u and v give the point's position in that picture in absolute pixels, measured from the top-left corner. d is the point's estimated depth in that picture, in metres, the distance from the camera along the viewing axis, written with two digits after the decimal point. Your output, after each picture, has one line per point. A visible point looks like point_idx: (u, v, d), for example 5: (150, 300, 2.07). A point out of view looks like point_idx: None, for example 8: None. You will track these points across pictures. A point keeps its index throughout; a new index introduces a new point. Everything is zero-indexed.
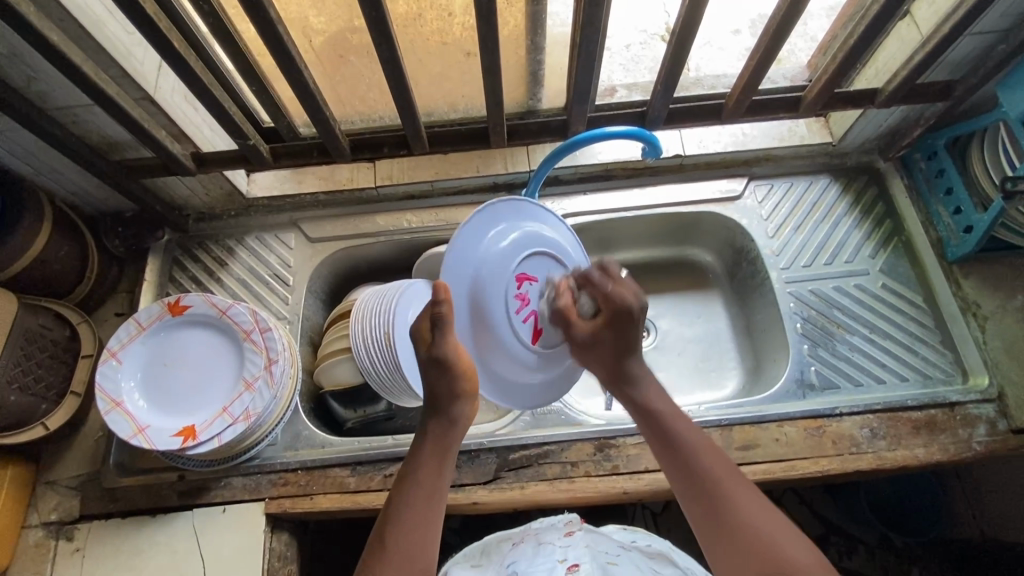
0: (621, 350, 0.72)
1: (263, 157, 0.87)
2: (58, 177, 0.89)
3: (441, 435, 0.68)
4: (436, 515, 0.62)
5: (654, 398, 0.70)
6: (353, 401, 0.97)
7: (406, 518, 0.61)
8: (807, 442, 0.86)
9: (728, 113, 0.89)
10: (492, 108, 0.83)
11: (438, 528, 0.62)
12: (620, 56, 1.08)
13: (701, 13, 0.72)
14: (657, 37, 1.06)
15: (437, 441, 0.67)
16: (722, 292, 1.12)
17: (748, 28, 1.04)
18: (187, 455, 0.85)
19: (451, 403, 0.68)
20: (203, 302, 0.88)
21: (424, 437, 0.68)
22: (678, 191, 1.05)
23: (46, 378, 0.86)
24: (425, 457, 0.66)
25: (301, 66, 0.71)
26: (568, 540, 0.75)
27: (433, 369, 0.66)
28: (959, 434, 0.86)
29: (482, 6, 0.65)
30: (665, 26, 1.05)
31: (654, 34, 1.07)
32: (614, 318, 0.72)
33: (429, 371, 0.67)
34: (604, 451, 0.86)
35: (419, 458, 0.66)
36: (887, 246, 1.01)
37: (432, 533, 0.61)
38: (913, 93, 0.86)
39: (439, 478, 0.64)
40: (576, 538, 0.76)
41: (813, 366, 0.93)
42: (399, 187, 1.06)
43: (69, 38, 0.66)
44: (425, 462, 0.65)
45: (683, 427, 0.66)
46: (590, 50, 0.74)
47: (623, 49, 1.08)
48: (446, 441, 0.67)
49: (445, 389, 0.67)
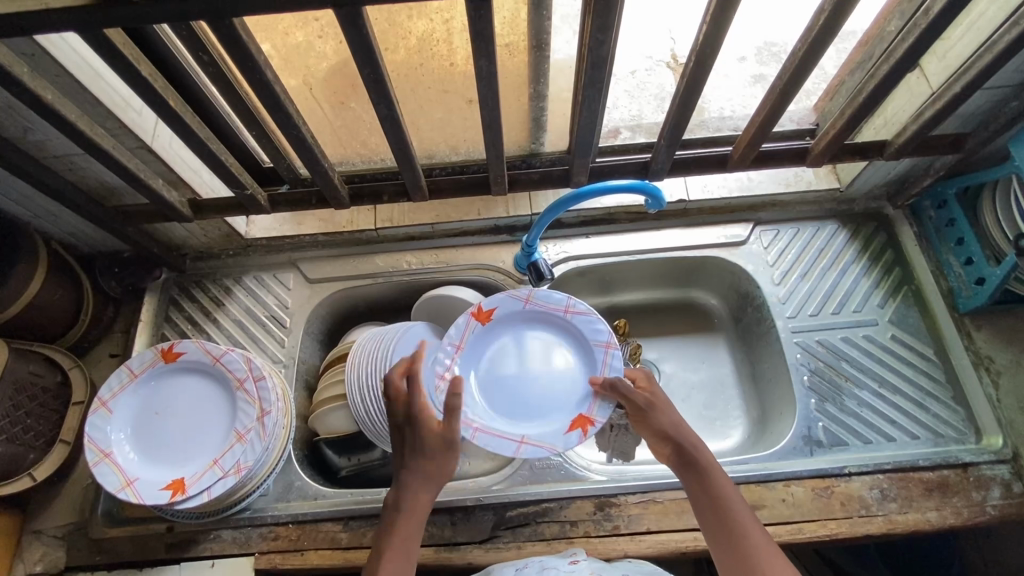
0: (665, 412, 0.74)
1: (260, 204, 0.85)
2: (56, 219, 0.89)
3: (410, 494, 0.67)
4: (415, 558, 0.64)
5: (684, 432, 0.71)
6: (348, 448, 0.95)
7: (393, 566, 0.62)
8: (815, 504, 0.83)
9: (733, 164, 0.87)
10: (492, 159, 0.80)
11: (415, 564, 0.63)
12: (625, 82, 1.10)
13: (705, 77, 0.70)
14: (662, 64, 1.08)
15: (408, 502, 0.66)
16: (727, 336, 1.10)
17: (753, 56, 1.07)
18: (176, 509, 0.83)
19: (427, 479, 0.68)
20: (197, 348, 0.86)
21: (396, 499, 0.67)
22: (682, 236, 1.03)
23: (35, 427, 0.84)
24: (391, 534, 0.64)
25: (298, 123, 0.69)
26: (572, 566, 0.69)
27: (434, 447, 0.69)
28: (973, 497, 0.83)
29: (482, 69, 0.62)
30: (670, 53, 1.08)
31: (660, 61, 1.09)
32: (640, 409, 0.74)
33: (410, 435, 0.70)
34: (604, 509, 0.84)
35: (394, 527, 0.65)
36: (896, 295, 0.98)
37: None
38: (924, 145, 0.84)
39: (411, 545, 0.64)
40: (581, 565, 0.70)
41: (820, 422, 0.90)
42: (400, 229, 1.04)
43: (64, 93, 0.65)
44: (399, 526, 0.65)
45: (729, 500, 0.65)
46: (593, 106, 0.70)
47: (629, 75, 1.10)
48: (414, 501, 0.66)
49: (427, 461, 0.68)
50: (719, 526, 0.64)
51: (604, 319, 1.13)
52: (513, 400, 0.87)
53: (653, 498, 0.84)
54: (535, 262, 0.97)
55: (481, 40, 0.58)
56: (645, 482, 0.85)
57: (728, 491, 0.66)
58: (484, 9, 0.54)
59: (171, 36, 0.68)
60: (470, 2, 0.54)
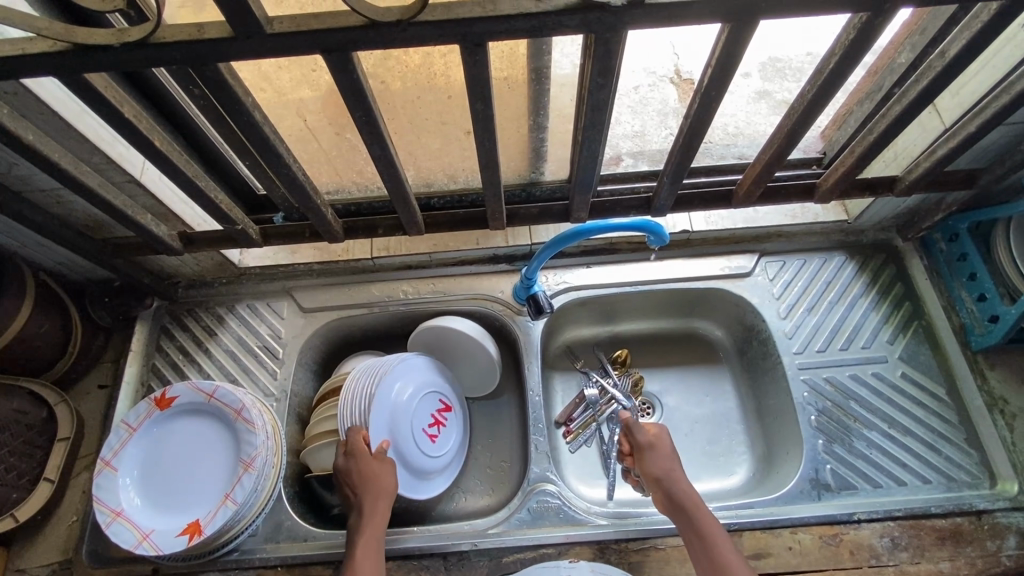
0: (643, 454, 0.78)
1: (252, 238, 0.83)
2: (45, 250, 0.87)
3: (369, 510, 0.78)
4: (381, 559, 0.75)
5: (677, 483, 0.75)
6: (338, 487, 0.92)
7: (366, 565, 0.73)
8: (822, 552, 0.80)
9: (739, 199, 0.84)
10: (491, 197, 0.78)
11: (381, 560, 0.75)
12: (628, 99, 1.07)
13: (707, 123, 0.68)
14: (665, 79, 1.07)
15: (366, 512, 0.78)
16: (731, 369, 1.07)
17: (757, 72, 1.06)
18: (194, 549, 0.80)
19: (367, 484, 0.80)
20: (148, 404, 0.84)
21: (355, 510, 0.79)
22: (686, 267, 1.01)
23: (18, 465, 0.82)
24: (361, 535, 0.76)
25: (289, 161, 0.67)
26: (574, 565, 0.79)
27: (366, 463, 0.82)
28: (987, 546, 0.80)
29: (479, 111, 0.60)
30: (674, 68, 1.07)
31: (663, 76, 1.08)
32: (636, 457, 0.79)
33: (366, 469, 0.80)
34: (604, 556, 0.81)
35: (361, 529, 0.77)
36: (906, 331, 0.95)
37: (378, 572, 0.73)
38: (937, 181, 0.81)
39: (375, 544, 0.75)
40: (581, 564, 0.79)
41: (828, 465, 0.87)
42: (397, 258, 1.02)
43: (47, 131, 0.63)
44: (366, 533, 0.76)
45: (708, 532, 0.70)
46: (593, 146, 0.68)
47: (632, 91, 1.07)
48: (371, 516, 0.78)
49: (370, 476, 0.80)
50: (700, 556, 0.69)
51: (605, 348, 1.09)
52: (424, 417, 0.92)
53: (654, 544, 0.81)
54: (534, 294, 0.95)
55: (476, 85, 0.56)
56: (645, 528, 0.82)
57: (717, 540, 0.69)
58: (480, 53, 0.52)
59: (160, 72, 0.66)
60: (465, 46, 0.51)
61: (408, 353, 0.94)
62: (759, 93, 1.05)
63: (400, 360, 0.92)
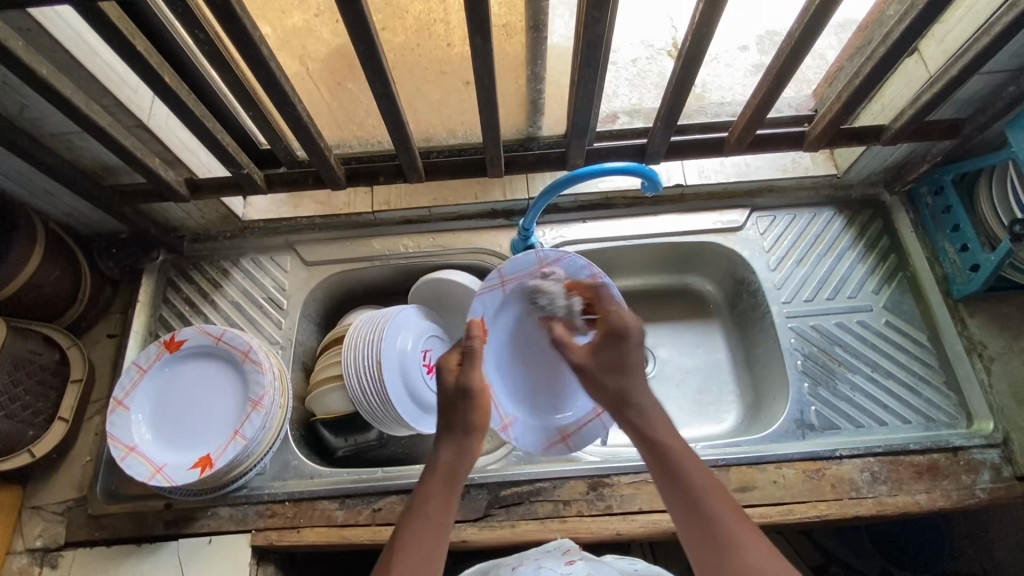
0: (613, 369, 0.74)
1: (257, 184, 0.85)
2: (53, 200, 0.89)
3: (451, 461, 0.70)
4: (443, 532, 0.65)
5: (654, 429, 0.69)
6: (344, 429, 0.95)
7: (417, 529, 0.64)
8: (805, 485, 0.84)
9: (730, 147, 0.87)
10: (488, 139, 0.81)
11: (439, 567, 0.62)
12: (625, 71, 1.08)
13: (696, 66, 0.71)
14: (663, 53, 1.07)
15: (447, 468, 0.69)
16: (722, 322, 1.10)
17: (755, 45, 1.05)
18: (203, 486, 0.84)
19: (466, 436, 0.72)
20: (158, 347, 0.87)
21: (435, 465, 0.70)
22: (679, 221, 1.03)
23: (33, 404, 0.85)
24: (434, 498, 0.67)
25: (294, 100, 0.70)
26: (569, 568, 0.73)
27: (457, 398, 0.73)
28: (962, 480, 0.84)
29: (478, 46, 0.63)
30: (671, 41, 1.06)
31: (660, 49, 1.08)
32: (611, 336, 0.75)
33: (454, 399, 0.73)
34: (597, 489, 0.85)
35: (433, 485, 0.68)
36: (891, 281, 0.98)
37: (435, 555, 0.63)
38: (921, 130, 0.84)
39: (445, 511, 0.66)
40: (577, 567, 0.73)
41: (813, 406, 0.91)
42: (396, 213, 1.05)
43: (59, 69, 0.65)
44: (435, 490, 0.68)
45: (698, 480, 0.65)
46: (590, 85, 0.71)
47: (630, 63, 1.08)
48: (457, 471, 0.69)
49: (462, 419, 0.72)
50: (685, 507, 0.64)
51: None
52: (511, 387, 0.88)
53: (645, 478, 0.85)
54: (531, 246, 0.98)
55: (476, 20, 0.59)
56: (638, 463, 0.86)
57: (738, 534, 0.61)
58: None
59: (167, 14, 0.68)
60: None
61: (408, 305, 0.98)
62: (757, 66, 1.04)
63: (399, 311, 0.95)
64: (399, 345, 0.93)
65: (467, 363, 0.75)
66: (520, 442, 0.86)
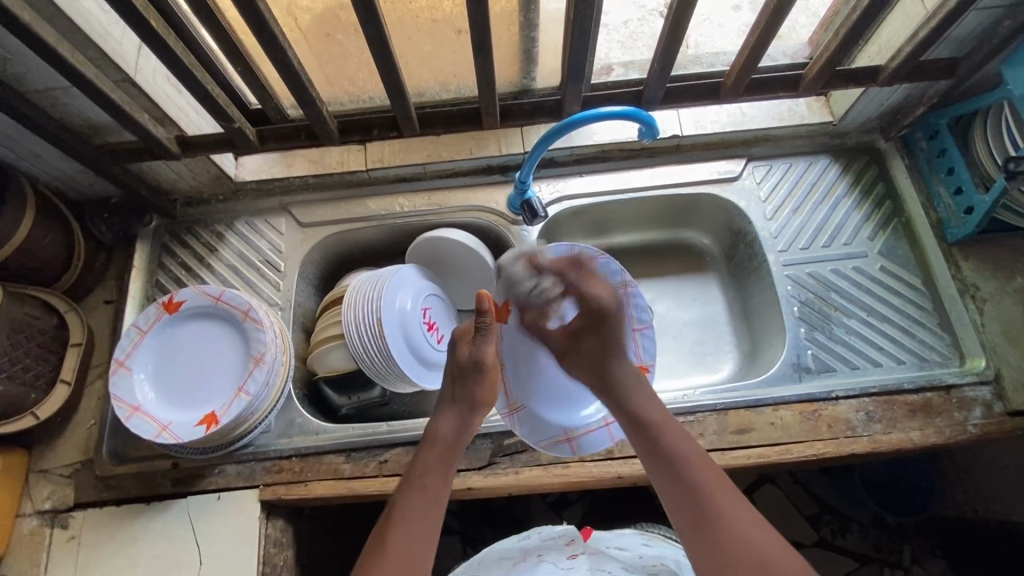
0: (600, 352, 0.78)
1: (249, 140, 0.84)
2: (42, 163, 0.87)
3: (449, 433, 0.71)
4: (439, 504, 0.64)
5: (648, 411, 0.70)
6: (346, 388, 0.97)
7: (411, 498, 0.64)
8: (803, 426, 0.86)
9: (726, 92, 0.86)
10: (483, 87, 0.80)
11: (432, 554, 0.61)
12: (617, 34, 1.02)
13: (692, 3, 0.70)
14: (655, 14, 1.01)
15: (445, 442, 0.70)
16: (719, 275, 1.11)
17: (749, 6, 1.02)
18: (208, 443, 0.84)
19: (468, 412, 0.73)
20: (157, 308, 0.86)
21: (432, 437, 0.71)
22: (676, 172, 1.03)
23: (33, 367, 0.85)
24: (428, 473, 0.67)
25: (284, 45, 0.69)
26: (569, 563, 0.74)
27: (469, 371, 0.75)
28: (955, 417, 0.86)
29: None
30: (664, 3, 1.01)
31: (652, 10, 1.02)
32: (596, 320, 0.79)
33: (465, 372, 0.74)
34: (598, 436, 0.86)
35: (428, 458, 0.68)
36: (885, 228, 0.99)
37: (430, 532, 0.62)
38: (916, 71, 0.83)
39: (443, 481, 0.66)
40: (579, 561, 0.75)
41: (809, 350, 0.92)
42: (391, 170, 1.03)
43: (42, 17, 0.63)
44: (431, 458, 0.68)
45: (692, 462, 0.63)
46: (585, 26, 0.70)
47: (620, 26, 1.02)
48: (456, 444, 0.70)
49: (467, 394, 0.73)
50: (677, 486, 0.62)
51: None
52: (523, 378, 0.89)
53: None
54: (529, 200, 0.98)
55: None
56: None
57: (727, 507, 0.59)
58: None
59: None
60: None
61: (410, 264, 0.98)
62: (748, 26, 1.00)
63: (398, 271, 0.95)
64: (398, 306, 0.93)
65: (480, 338, 0.75)
66: (521, 431, 0.86)
